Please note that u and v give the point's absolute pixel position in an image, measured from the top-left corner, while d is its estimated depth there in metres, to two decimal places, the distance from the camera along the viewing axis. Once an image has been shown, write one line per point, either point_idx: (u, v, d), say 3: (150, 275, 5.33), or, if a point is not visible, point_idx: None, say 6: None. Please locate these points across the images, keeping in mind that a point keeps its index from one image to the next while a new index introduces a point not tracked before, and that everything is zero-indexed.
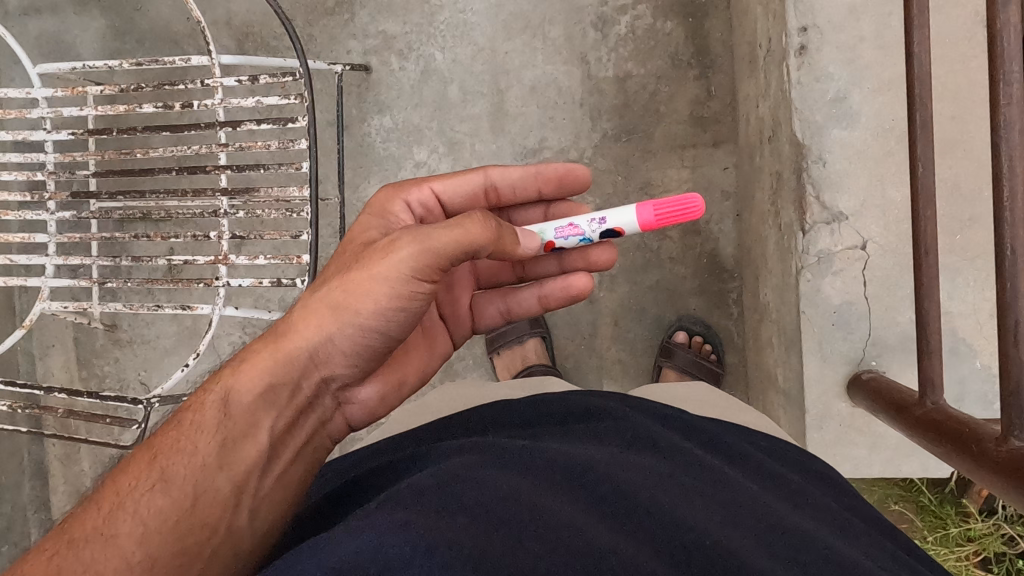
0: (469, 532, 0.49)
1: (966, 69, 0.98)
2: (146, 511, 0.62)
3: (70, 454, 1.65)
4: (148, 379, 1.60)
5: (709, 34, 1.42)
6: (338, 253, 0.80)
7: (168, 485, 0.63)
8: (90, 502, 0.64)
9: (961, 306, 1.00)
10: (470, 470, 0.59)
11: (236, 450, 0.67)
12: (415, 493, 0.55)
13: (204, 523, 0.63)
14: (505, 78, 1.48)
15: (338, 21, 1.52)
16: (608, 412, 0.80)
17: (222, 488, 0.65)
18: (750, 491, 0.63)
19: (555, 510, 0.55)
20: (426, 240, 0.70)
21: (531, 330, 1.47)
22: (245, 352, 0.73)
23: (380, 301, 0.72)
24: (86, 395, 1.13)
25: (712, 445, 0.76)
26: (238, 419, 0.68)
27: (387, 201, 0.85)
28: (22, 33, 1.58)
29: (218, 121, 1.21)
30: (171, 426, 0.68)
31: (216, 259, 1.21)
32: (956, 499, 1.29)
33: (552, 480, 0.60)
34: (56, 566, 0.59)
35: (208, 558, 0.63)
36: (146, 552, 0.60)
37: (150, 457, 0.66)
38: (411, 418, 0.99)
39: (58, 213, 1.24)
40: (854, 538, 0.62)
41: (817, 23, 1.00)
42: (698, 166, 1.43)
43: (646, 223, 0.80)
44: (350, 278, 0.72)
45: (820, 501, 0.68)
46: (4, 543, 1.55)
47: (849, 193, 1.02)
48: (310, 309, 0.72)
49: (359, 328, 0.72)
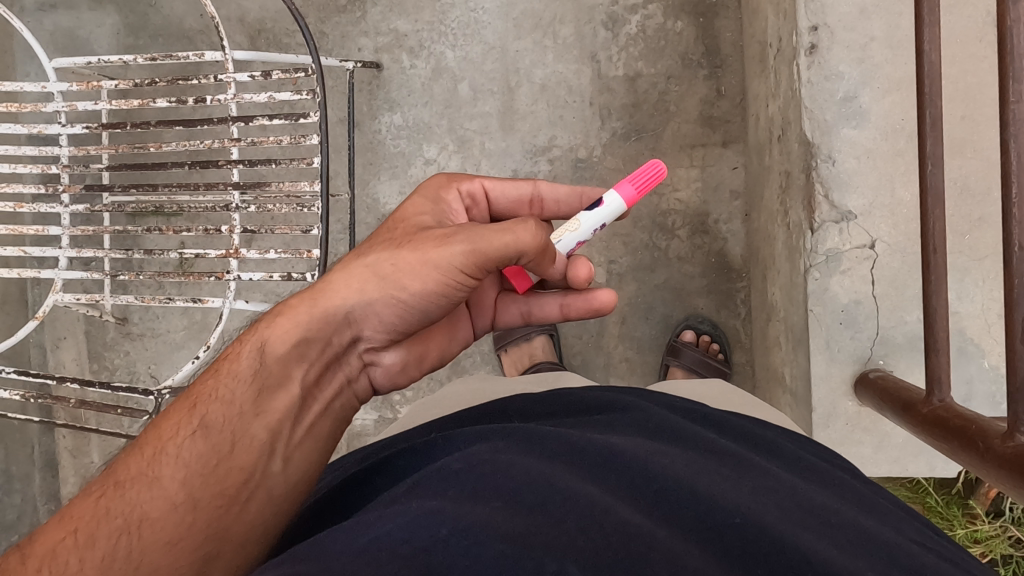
0: (502, 511, 0.51)
1: (976, 70, 0.98)
2: (188, 455, 0.63)
3: (80, 446, 1.66)
4: (158, 372, 1.62)
5: (720, 34, 1.42)
6: (382, 227, 0.78)
7: (208, 430, 0.65)
8: (131, 448, 0.65)
9: (969, 306, 1.00)
10: (499, 452, 0.61)
11: (272, 399, 0.69)
12: (446, 480, 0.57)
13: (242, 468, 0.64)
14: (515, 76, 1.48)
15: (350, 18, 1.53)
16: (629, 403, 0.81)
17: (257, 436, 0.67)
18: (778, 474, 0.64)
19: (586, 487, 0.56)
20: (477, 241, 0.69)
21: (539, 327, 1.48)
22: (282, 306, 0.74)
23: (426, 284, 0.71)
24: (98, 385, 1.14)
25: (735, 431, 0.78)
26: (273, 370, 0.70)
27: (439, 187, 0.83)
28: (38, 28, 1.60)
29: (231, 116, 1.22)
30: (209, 376, 0.69)
31: (226, 252, 1.22)
32: (963, 501, 1.29)
33: (581, 460, 0.62)
34: (104, 507, 0.60)
35: (245, 502, 0.64)
36: (189, 493, 0.61)
37: (190, 406, 0.66)
38: (426, 412, 1.00)
39: (72, 206, 1.25)
40: (882, 515, 0.63)
41: (828, 22, 1.01)
42: (707, 166, 1.44)
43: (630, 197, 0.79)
44: (399, 252, 0.72)
45: (847, 485, 0.69)
46: (14, 534, 1.57)
47: (858, 191, 1.02)
48: (353, 270, 0.73)
49: (400, 301, 0.73)
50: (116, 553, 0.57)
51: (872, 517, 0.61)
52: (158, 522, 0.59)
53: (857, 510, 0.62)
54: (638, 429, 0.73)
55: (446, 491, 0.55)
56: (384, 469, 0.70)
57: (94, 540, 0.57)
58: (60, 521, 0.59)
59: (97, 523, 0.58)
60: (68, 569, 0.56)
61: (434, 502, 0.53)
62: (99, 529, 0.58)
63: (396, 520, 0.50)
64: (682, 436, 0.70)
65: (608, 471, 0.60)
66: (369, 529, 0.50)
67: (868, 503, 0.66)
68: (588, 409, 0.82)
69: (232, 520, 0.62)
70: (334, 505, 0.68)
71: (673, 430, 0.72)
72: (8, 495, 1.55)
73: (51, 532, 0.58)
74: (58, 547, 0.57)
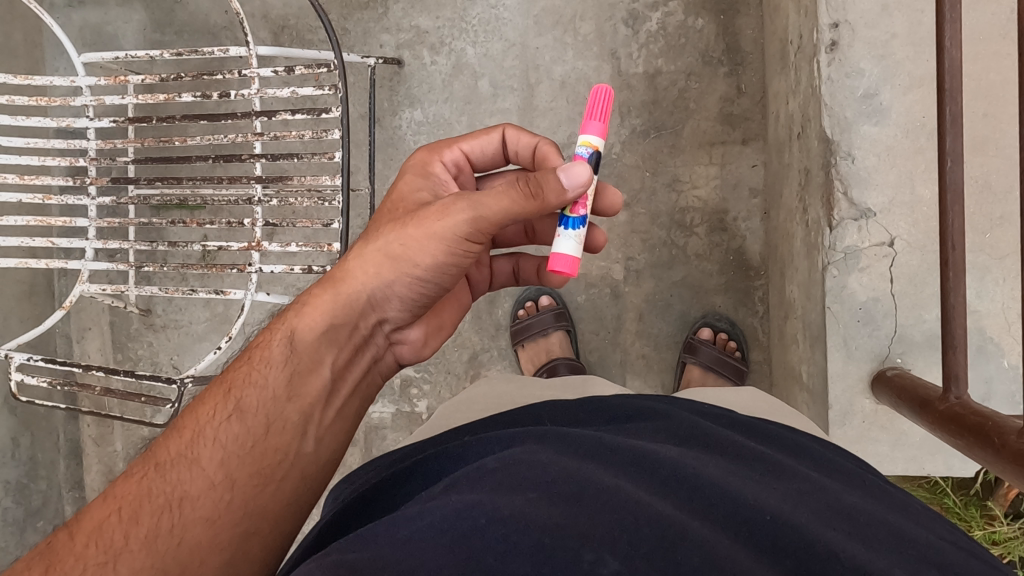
0: (538, 502, 0.53)
1: (999, 67, 0.97)
2: (225, 437, 0.68)
3: (105, 434, 1.69)
4: (180, 363, 1.65)
5: (741, 32, 1.42)
6: (387, 212, 0.82)
7: (243, 414, 0.70)
8: (169, 432, 0.69)
9: (989, 304, 1.00)
10: (532, 451, 0.63)
11: (304, 382, 0.74)
12: (484, 476, 0.58)
13: (276, 449, 0.70)
14: (536, 73, 1.49)
15: (372, 15, 1.54)
16: (659, 409, 0.82)
17: (290, 418, 0.72)
18: (807, 474, 0.65)
19: (619, 481, 0.58)
20: (479, 208, 0.72)
21: (556, 323, 1.46)
22: (309, 296, 0.79)
23: (437, 259, 0.75)
24: (123, 374, 1.16)
25: (763, 434, 0.79)
26: (305, 354, 0.75)
27: (426, 161, 0.86)
28: (67, 24, 1.62)
29: (254, 111, 1.23)
30: (242, 363, 0.74)
31: (249, 245, 1.23)
32: (981, 502, 1.28)
33: (613, 458, 0.63)
34: (146, 487, 0.64)
35: (279, 482, 0.69)
36: (226, 473, 0.66)
37: (225, 392, 0.71)
38: (455, 414, 1.01)
39: (99, 198, 1.27)
40: (915, 516, 0.63)
41: (849, 19, 1.00)
42: (727, 164, 1.44)
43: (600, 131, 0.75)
44: (407, 231, 0.76)
45: (877, 487, 0.69)
46: (41, 519, 1.60)
47: (878, 189, 1.02)
48: (368, 258, 0.77)
49: (418, 279, 0.77)
50: (160, 529, 0.61)
51: (905, 518, 0.61)
52: (198, 500, 0.64)
53: (889, 511, 0.62)
54: (668, 434, 0.73)
55: (485, 485, 0.57)
56: (417, 469, 0.72)
57: (138, 517, 0.62)
58: (105, 500, 0.64)
59: (140, 502, 0.63)
60: (115, 545, 0.60)
61: (473, 495, 0.55)
62: (142, 507, 0.62)
63: (436, 514, 0.52)
64: (711, 440, 0.71)
65: (639, 469, 0.62)
66: (411, 521, 0.53)
67: (900, 503, 0.66)
68: (619, 416, 0.83)
69: (269, 498, 0.68)
70: (370, 501, 0.70)
71: (700, 434, 0.73)
72: (34, 482, 1.58)
73: (96, 511, 0.63)
74: (105, 523, 0.61)
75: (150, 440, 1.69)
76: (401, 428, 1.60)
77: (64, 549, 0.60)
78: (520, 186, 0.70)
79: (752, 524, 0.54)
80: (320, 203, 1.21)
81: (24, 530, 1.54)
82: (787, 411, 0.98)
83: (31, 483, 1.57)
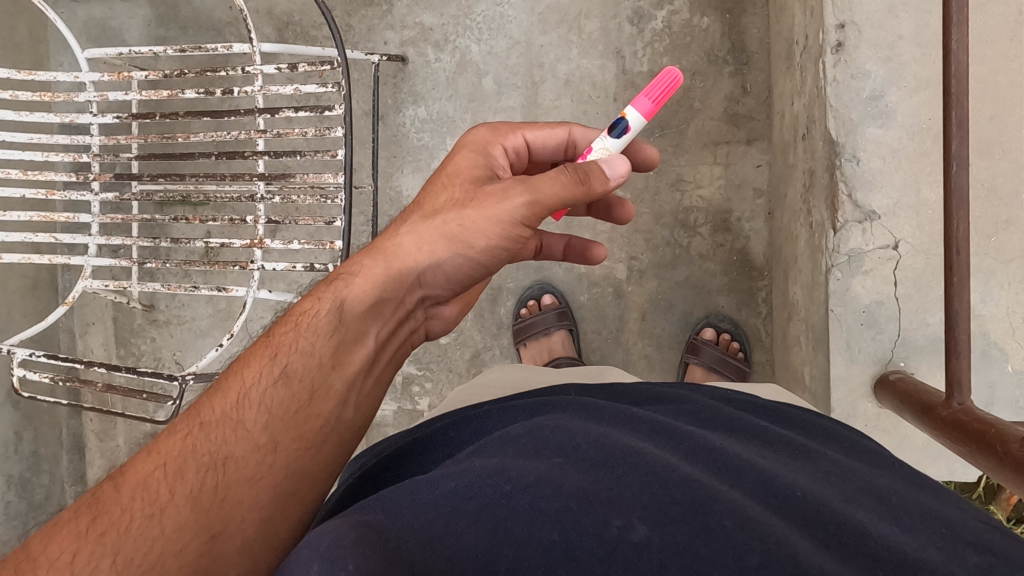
0: (565, 468, 0.53)
1: (1007, 70, 0.96)
2: (271, 401, 0.66)
3: (107, 429, 1.69)
4: (183, 359, 1.65)
5: (746, 31, 1.41)
6: (443, 185, 0.81)
7: (288, 380, 0.68)
8: (213, 393, 0.68)
9: (994, 309, 0.99)
10: (557, 419, 0.63)
11: (349, 352, 0.73)
12: (510, 444, 0.59)
13: (319, 416, 0.68)
14: (540, 71, 1.49)
15: (376, 11, 1.54)
16: (681, 394, 0.82)
17: (333, 387, 0.70)
18: (834, 456, 0.65)
19: (647, 449, 0.58)
20: (537, 189, 0.74)
21: (558, 322, 1.44)
22: (356, 266, 0.78)
23: (491, 239, 0.76)
24: (124, 370, 1.14)
25: (786, 418, 0.79)
26: (352, 325, 0.74)
27: (486, 142, 0.86)
28: (71, 18, 1.62)
29: (258, 108, 1.22)
30: (289, 329, 0.73)
31: (251, 242, 1.22)
32: (983, 506, 1.28)
33: (640, 431, 0.63)
34: (190, 445, 0.62)
35: (321, 446, 0.67)
36: (270, 436, 0.64)
37: (271, 356, 0.70)
38: (468, 397, 1.00)
39: (102, 194, 1.26)
40: (945, 495, 0.62)
41: (856, 20, 1.00)
42: (731, 163, 1.43)
43: (647, 110, 0.80)
44: (465, 212, 0.77)
45: (903, 467, 0.68)
46: (44, 513, 1.61)
47: (883, 192, 1.01)
48: (424, 235, 0.78)
49: (468, 259, 0.77)
50: (205, 485, 0.60)
51: (937, 500, 0.60)
52: (243, 460, 0.62)
53: (919, 492, 0.61)
54: (693, 416, 0.73)
55: (510, 451, 0.57)
56: (443, 440, 0.72)
57: (183, 473, 0.60)
58: (149, 455, 0.62)
59: (184, 458, 0.61)
60: (160, 498, 0.58)
61: (498, 462, 0.55)
62: (187, 463, 0.61)
63: (461, 479, 0.52)
64: (734, 424, 0.71)
65: (665, 440, 0.62)
66: (437, 485, 0.52)
67: (928, 483, 0.65)
68: (641, 398, 0.82)
69: (310, 462, 0.66)
70: (395, 472, 0.70)
71: (723, 417, 0.73)
72: (37, 476, 1.59)
73: (140, 465, 0.61)
74: (150, 477, 0.60)
75: (151, 436, 1.68)
76: (403, 425, 1.60)
77: (109, 501, 0.58)
78: (568, 172, 0.75)
79: (782, 496, 0.53)
80: (323, 200, 1.20)
81: (28, 523, 1.54)
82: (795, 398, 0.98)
83: (34, 476, 1.57)
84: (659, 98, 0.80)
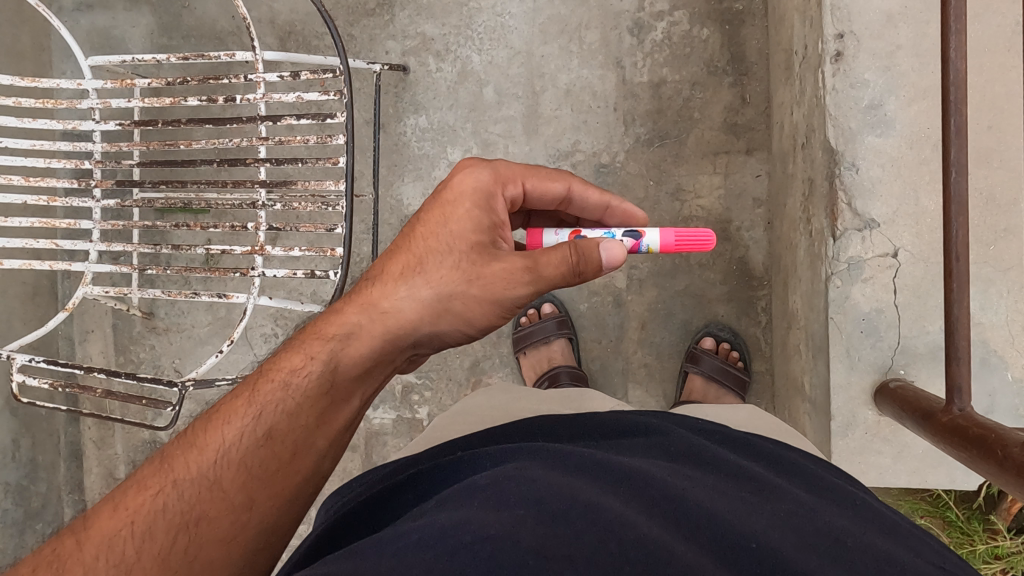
0: (525, 518, 0.53)
1: (1005, 80, 0.97)
2: (249, 461, 0.67)
3: (104, 437, 1.69)
4: (182, 366, 1.64)
5: (745, 42, 1.42)
6: (443, 245, 0.80)
7: (271, 441, 0.69)
8: (189, 445, 0.68)
9: (993, 317, 0.99)
10: (524, 466, 0.63)
11: (336, 413, 0.73)
12: (475, 491, 0.59)
13: (300, 473, 0.69)
14: (540, 80, 1.49)
15: (378, 22, 1.55)
16: (653, 426, 0.82)
17: (316, 445, 0.71)
18: (797, 495, 0.65)
19: (607, 500, 0.58)
20: (535, 268, 0.77)
21: (558, 330, 1.47)
22: (346, 319, 0.78)
23: (490, 316, 0.80)
24: (123, 376, 1.13)
25: (756, 450, 0.79)
26: (341, 387, 0.74)
27: (490, 195, 0.82)
28: (74, 27, 1.63)
29: (260, 115, 1.22)
30: (275, 384, 0.73)
31: (252, 249, 1.21)
32: (984, 516, 1.28)
33: (604, 476, 0.63)
34: (160, 503, 0.64)
35: (297, 501, 0.68)
36: (247, 495, 0.66)
37: (256, 413, 0.70)
38: (449, 428, 1.00)
39: (103, 201, 1.26)
40: (904, 538, 0.63)
41: (854, 30, 1.01)
42: (730, 173, 1.44)
43: (665, 243, 0.86)
44: (466, 283, 0.79)
45: (866, 505, 0.69)
46: (40, 521, 1.60)
47: (882, 200, 1.02)
48: (422, 299, 0.79)
49: (462, 329, 0.81)
50: (173, 547, 0.62)
51: (892, 541, 0.61)
52: (215, 521, 0.64)
53: (880, 536, 0.61)
54: (662, 453, 0.73)
55: (474, 500, 0.57)
56: (414, 483, 0.72)
57: (151, 533, 0.62)
58: (117, 510, 0.63)
59: (153, 517, 0.63)
60: (126, 559, 0.60)
61: (461, 512, 0.55)
62: (156, 523, 0.62)
63: (424, 531, 0.52)
64: (703, 460, 0.71)
65: (630, 486, 0.62)
66: (399, 538, 0.52)
67: (890, 525, 0.65)
68: (613, 432, 0.82)
69: (281, 515, 0.67)
70: (368, 515, 0.70)
71: (692, 451, 0.73)
72: (34, 484, 1.58)
73: (106, 519, 0.63)
74: (116, 535, 0.62)
75: (149, 444, 1.67)
76: (402, 434, 1.60)
77: (71, 558, 0.60)
78: (571, 254, 0.77)
79: (736, 552, 0.54)
80: (324, 207, 1.20)
81: (24, 531, 1.54)
82: (780, 428, 0.98)
83: (30, 484, 1.57)
84: (681, 244, 0.86)
